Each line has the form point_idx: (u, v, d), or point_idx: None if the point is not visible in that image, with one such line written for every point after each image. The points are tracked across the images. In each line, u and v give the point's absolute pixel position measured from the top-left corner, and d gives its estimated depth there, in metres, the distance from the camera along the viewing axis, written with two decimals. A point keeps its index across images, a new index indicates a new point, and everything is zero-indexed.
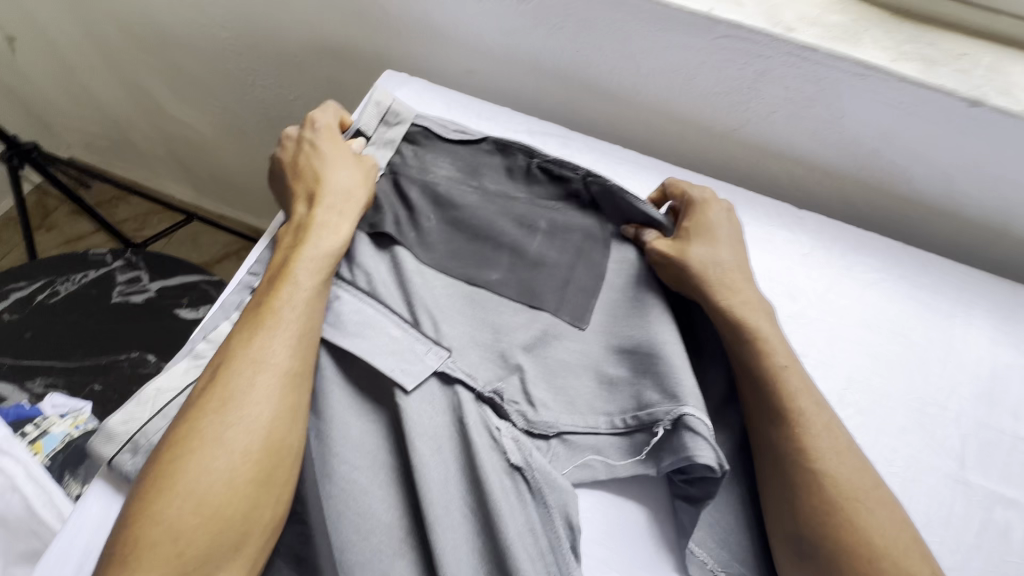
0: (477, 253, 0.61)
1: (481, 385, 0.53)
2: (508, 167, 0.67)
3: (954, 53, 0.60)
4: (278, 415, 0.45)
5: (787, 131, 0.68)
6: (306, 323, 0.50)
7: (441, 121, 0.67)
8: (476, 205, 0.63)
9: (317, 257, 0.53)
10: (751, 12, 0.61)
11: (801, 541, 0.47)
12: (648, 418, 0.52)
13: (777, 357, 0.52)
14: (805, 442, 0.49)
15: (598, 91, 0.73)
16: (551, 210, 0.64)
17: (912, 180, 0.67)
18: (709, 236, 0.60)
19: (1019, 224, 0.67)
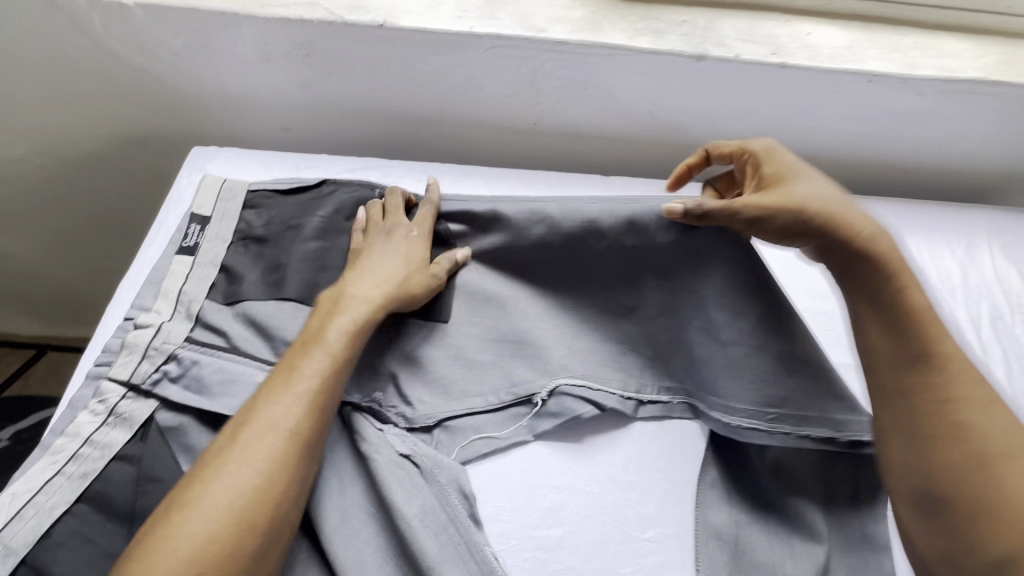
0: (332, 282, 0.63)
1: (358, 397, 0.55)
2: (351, 200, 0.69)
3: (676, 20, 0.72)
4: (292, 456, 0.44)
5: (575, 113, 0.77)
6: (344, 359, 0.50)
7: (276, 181, 0.70)
8: (322, 242, 0.65)
9: (343, 319, 0.52)
10: (506, 23, 0.69)
11: (931, 498, 0.43)
12: (525, 392, 0.57)
13: (915, 297, 0.47)
14: (943, 389, 0.44)
15: (408, 115, 0.79)
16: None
17: (685, 129, 0.79)
18: (795, 177, 0.52)
19: (773, 143, 0.81)
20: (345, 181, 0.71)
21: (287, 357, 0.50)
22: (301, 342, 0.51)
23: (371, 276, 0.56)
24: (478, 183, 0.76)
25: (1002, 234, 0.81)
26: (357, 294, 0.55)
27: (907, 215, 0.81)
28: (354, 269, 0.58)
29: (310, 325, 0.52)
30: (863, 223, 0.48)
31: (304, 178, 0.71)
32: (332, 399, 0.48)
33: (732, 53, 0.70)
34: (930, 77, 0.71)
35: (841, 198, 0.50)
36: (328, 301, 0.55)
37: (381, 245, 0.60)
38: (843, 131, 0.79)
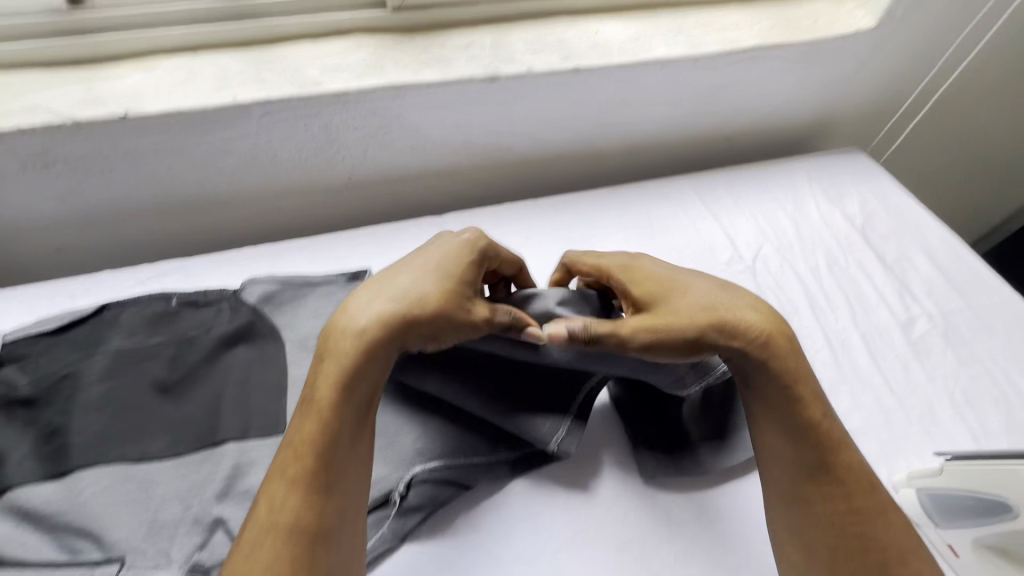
0: (133, 427, 0.52)
1: (178, 566, 0.46)
2: (144, 319, 0.60)
3: (461, 45, 0.69)
4: (304, 549, 0.38)
5: (388, 158, 0.72)
6: (341, 413, 0.41)
7: (43, 321, 0.58)
8: (112, 380, 0.55)
9: (334, 372, 0.42)
10: (275, 84, 0.62)
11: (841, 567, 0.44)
12: (381, 492, 0.50)
13: (818, 403, 0.48)
14: (841, 499, 0.45)
15: (204, 202, 0.70)
16: (207, 331, 0.59)
17: (507, 148, 0.77)
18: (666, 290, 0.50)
19: (596, 142, 0.81)
20: (131, 299, 0.61)
21: (299, 418, 0.42)
22: (332, 375, 0.42)
23: (379, 298, 0.44)
24: (300, 259, 0.69)
25: (821, 179, 0.85)
26: (378, 317, 0.43)
27: (738, 181, 0.84)
28: (401, 287, 0.45)
29: (323, 365, 0.43)
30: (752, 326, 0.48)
31: (82, 308, 0.60)
32: (347, 451, 0.41)
33: (524, 67, 0.67)
34: (715, 53, 0.73)
35: (725, 303, 0.49)
36: (370, 322, 0.43)
37: (439, 259, 0.47)
38: (658, 117, 0.80)
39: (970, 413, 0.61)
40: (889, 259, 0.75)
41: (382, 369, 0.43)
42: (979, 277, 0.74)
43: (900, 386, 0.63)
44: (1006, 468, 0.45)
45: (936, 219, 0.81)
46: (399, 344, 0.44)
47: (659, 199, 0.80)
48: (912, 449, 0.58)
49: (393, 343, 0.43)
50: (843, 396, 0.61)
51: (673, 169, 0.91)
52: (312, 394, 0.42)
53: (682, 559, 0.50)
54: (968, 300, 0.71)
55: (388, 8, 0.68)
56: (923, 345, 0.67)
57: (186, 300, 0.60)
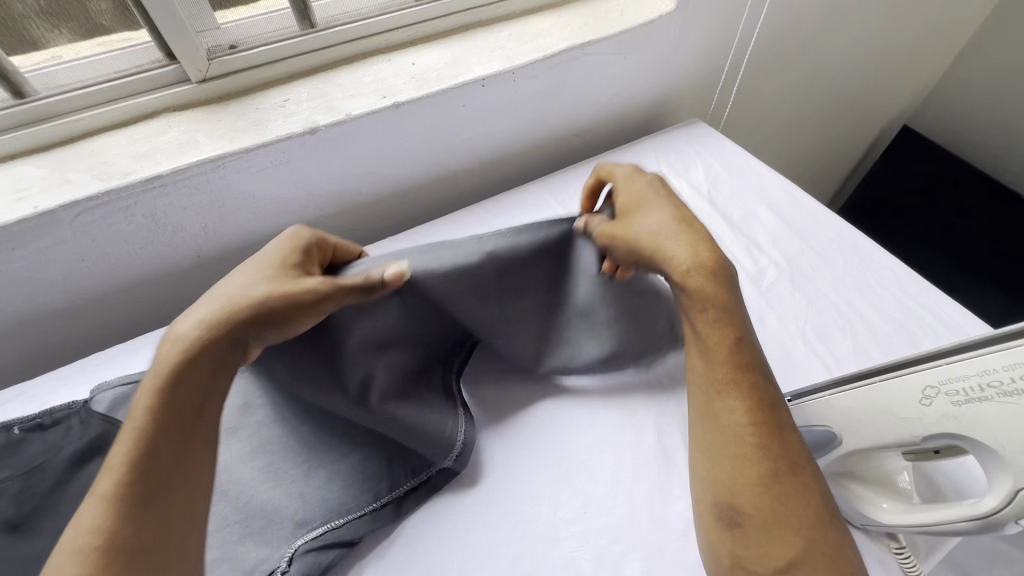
0: None
1: None
2: None
3: (277, 103, 0.69)
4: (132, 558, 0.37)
5: (231, 227, 0.71)
6: (159, 428, 0.41)
7: None
8: None
9: (161, 370, 0.43)
10: (81, 182, 0.60)
11: (751, 480, 0.43)
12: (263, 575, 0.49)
13: (743, 333, 0.50)
14: (747, 409, 0.45)
15: (42, 313, 0.67)
16: (62, 451, 0.56)
17: (354, 192, 0.77)
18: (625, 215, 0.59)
19: (445, 168, 0.83)
20: None
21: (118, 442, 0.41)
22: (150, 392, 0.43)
23: (207, 303, 0.47)
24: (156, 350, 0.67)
25: (666, 155, 0.90)
26: (195, 323, 0.45)
27: (592, 172, 0.88)
28: (225, 291, 0.49)
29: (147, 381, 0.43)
30: (709, 256, 0.52)
31: None
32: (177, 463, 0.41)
33: (342, 114, 0.68)
34: (530, 61, 0.75)
35: (666, 229, 0.55)
36: (187, 331, 0.45)
37: (268, 256, 0.52)
38: (498, 130, 0.82)
39: (823, 347, 0.65)
40: (735, 218, 0.80)
41: (204, 378, 0.44)
42: (816, 217, 0.79)
43: (759, 335, 0.67)
44: (822, 400, 0.46)
45: (774, 170, 0.87)
46: (223, 346, 0.46)
47: (515, 207, 0.83)
48: None
49: (220, 337, 0.46)
50: None
51: (533, 173, 0.94)
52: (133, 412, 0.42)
53: (573, 558, 0.51)
54: (808, 240, 0.77)
55: (193, 82, 0.68)
56: (774, 292, 0.71)
57: (26, 424, 0.56)
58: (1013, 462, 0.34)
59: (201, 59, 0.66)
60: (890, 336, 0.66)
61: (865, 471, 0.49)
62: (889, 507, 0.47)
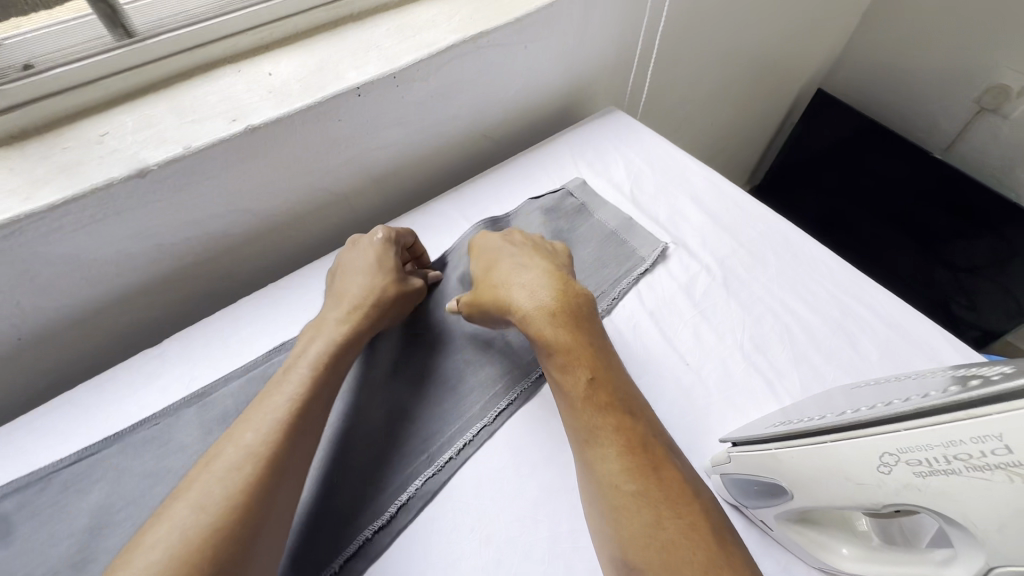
0: None
1: None
2: None
3: (92, 139, 0.55)
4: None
5: (56, 297, 0.57)
6: (263, 471, 0.41)
7: None
8: None
9: (319, 344, 0.53)
10: None
11: (633, 528, 0.40)
12: None
13: (601, 370, 0.49)
14: (617, 453, 0.44)
15: None
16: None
17: (219, 234, 0.64)
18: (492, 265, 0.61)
19: (331, 191, 0.70)
20: None
21: (219, 469, 0.41)
22: (269, 424, 0.44)
23: (342, 299, 0.59)
24: None
25: (584, 152, 0.82)
26: (318, 349, 0.53)
27: (502, 180, 0.78)
28: (355, 280, 0.60)
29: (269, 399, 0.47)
30: (540, 305, 0.54)
31: None
32: (264, 519, 0.40)
33: (180, 147, 0.54)
34: (415, 61, 0.64)
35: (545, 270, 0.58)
36: (326, 339, 0.54)
37: (384, 253, 0.63)
38: (391, 142, 0.71)
39: (761, 359, 0.60)
40: (662, 218, 0.74)
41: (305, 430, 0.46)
42: (743, 210, 0.74)
43: (696, 355, 0.61)
44: (769, 454, 0.41)
45: (698, 161, 0.81)
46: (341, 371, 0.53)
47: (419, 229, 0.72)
48: (716, 421, 0.56)
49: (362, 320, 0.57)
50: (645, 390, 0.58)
51: (439, 185, 0.84)
52: (244, 440, 0.43)
53: None
54: (738, 238, 0.71)
55: None
56: (708, 302, 0.65)
57: None
58: (985, 542, 0.29)
59: None
60: (828, 338, 0.62)
61: (821, 516, 0.44)
62: (848, 555, 0.43)
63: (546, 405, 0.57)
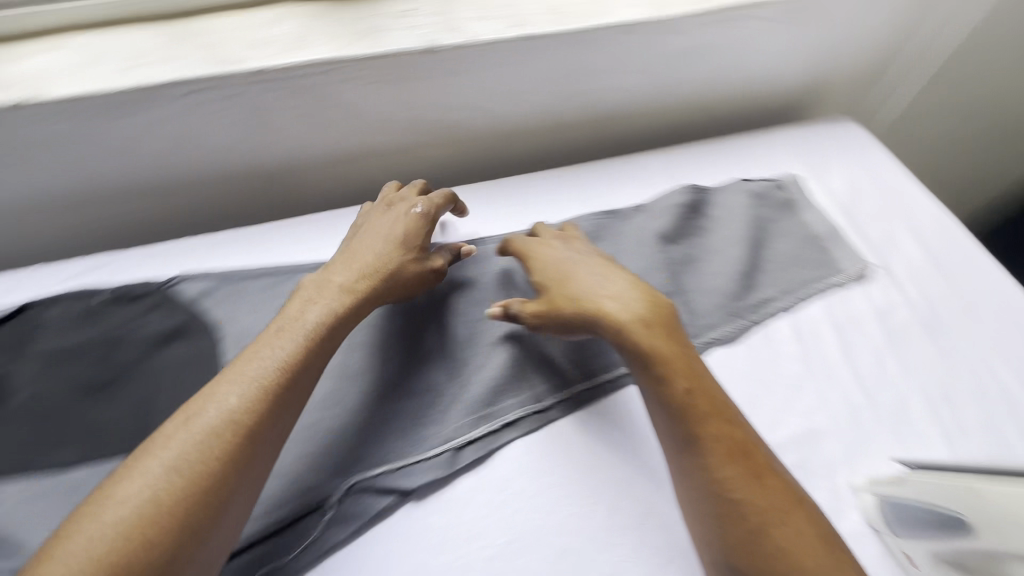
0: (58, 430, 0.51)
1: None
2: (72, 316, 0.57)
3: (401, 12, 0.63)
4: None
5: (329, 138, 0.66)
6: (229, 444, 0.39)
7: None
8: (37, 383, 0.53)
9: (316, 313, 0.48)
10: (193, 61, 0.57)
11: (746, 532, 0.41)
12: (317, 497, 0.48)
13: (695, 378, 0.48)
14: (720, 462, 0.43)
15: (138, 190, 0.66)
16: (134, 328, 0.57)
17: (460, 125, 0.71)
18: (563, 275, 0.56)
19: (560, 116, 0.74)
20: (58, 296, 0.58)
21: (195, 432, 0.39)
22: (253, 390, 0.41)
23: (337, 270, 0.53)
24: (240, 248, 0.65)
25: (805, 152, 0.79)
26: (331, 306, 0.49)
27: (713, 154, 0.78)
28: (405, 228, 0.57)
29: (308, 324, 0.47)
30: (629, 316, 0.50)
31: (8, 306, 0.58)
32: (227, 492, 0.38)
33: (468, 37, 0.61)
34: (685, 14, 0.66)
35: (630, 285, 0.54)
36: (321, 309, 0.48)
37: (398, 230, 0.57)
38: (626, 87, 0.73)
39: (946, 410, 0.57)
40: (873, 240, 0.70)
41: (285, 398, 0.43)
42: (969, 259, 0.68)
43: (873, 380, 0.59)
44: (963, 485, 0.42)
45: (931, 196, 0.74)
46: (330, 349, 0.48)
47: (624, 175, 0.75)
48: (879, 448, 0.54)
49: None
50: (810, 392, 0.57)
51: (650, 141, 0.84)
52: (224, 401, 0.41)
53: (622, 568, 0.47)
54: (954, 285, 0.66)
55: None
56: (901, 335, 0.62)
57: (115, 295, 0.58)
58: None
59: None
60: None
61: (977, 563, 0.41)
62: None
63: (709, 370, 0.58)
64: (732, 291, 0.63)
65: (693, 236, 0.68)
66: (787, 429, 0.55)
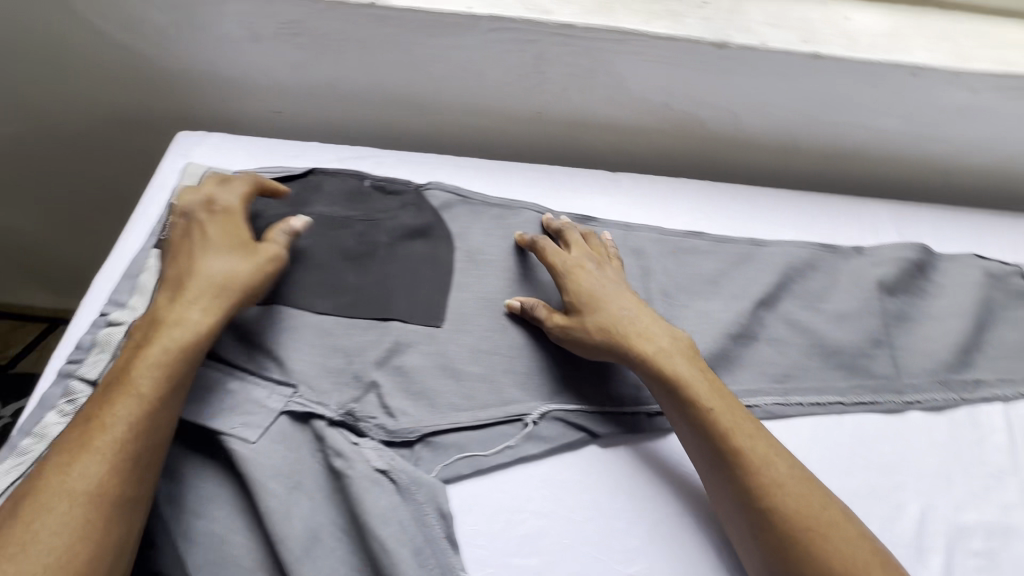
0: (319, 280, 0.59)
1: (334, 409, 0.51)
2: (342, 191, 0.66)
3: (697, 2, 0.65)
4: (107, 526, 0.41)
5: (585, 102, 0.71)
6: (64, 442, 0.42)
7: (262, 169, 0.66)
8: (308, 236, 0.62)
9: (186, 303, 0.49)
10: (509, 2, 0.63)
11: (784, 547, 0.45)
12: (518, 412, 0.54)
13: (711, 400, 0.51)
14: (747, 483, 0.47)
15: (408, 102, 0.73)
16: (389, 218, 0.64)
17: (703, 122, 0.72)
18: (589, 301, 0.57)
19: (801, 141, 0.74)
20: (334, 171, 0.67)
21: (82, 418, 0.44)
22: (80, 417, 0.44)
23: (213, 255, 0.52)
24: (479, 177, 0.71)
25: None
26: (187, 300, 0.49)
27: (948, 221, 0.74)
28: (212, 240, 0.54)
29: (195, 323, 0.48)
30: (654, 352, 0.53)
31: (294, 168, 0.67)
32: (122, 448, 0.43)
33: (759, 40, 0.63)
34: (986, 71, 0.64)
35: (630, 329, 0.55)
36: (181, 296, 0.50)
37: (218, 227, 0.55)
38: (882, 129, 0.71)
39: None
40: None
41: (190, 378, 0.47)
42: None
43: None
44: None
45: None
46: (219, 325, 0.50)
47: (850, 214, 0.73)
48: None
49: (232, 290, 0.51)
50: (1011, 488, 0.55)
51: (879, 189, 0.79)
52: (133, 390, 0.44)
53: None
54: None
55: None
56: None
57: (379, 184, 0.66)
58: None
59: None
60: None
61: None
62: None
63: (905, 430, 0.57)
64: (946, 361, 0.61)
65: (914, 295, 0.65)
66: (979, 514, 0.53)
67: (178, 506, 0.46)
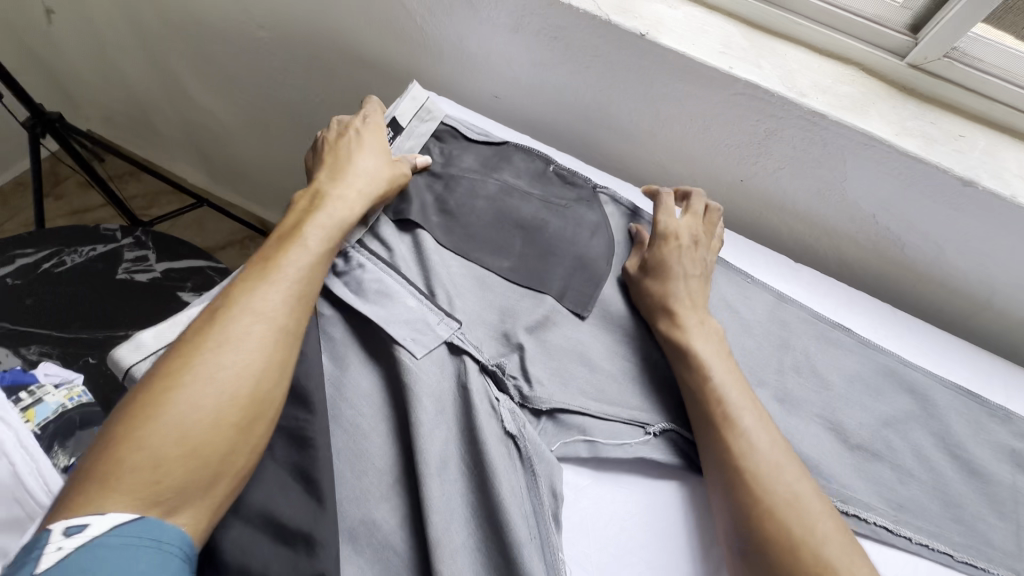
0: (490, 238, 0.62)
1: (485, 358, 0.55)
2: (528, 166, 0.69)
3: (953, 134, 0.64)
4: (280, 346, 0.46)
5: (793, 188, 0.71)
6: (246, 275, 0.49)
7: (467, 124, 0.71)
8: (493, 195, 0.65)
9: (353, 185, 0.58)
10: (768, 74, 0.65)
11: (755, 525, 0.45)
12: (641, 422, 0.55)
13: (720, 381, 0.53)
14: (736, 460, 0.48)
15: (622, 129, 0.76)
16: (565, 207, 0.66)
17: (904, 246, 0.70)
18: (659, 263, 0.61)
19: (1000, 300, 0.70)
20: (526, 148, 0.71)
21: (266, 259, 0.50)
22: (258, 258, 0.51)
23: (365, 156, 0.61)
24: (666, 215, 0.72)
25: None
26: (355, 183, 0.58)
27: None
28: (360, 142, 0.62)
29: (349, 203, 0.56)
30: (686, 323, 0.57)
31: (494, 134, 0.72)
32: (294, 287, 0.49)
33: (1008, 192, 0.61)
34: None
35: (680, 298, 0.59)
36: (351, 179, 0.58)
37: (369, 136, 0.63)
38: None
39: None
40: None
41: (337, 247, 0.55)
42: None
43: None
44: None
45: None
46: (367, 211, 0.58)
47: None
48: None
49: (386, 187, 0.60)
50: None
51: None
52: (302, 244, 0.52)
53: None
54: None
55: (904, 63, 0.66)
56: None
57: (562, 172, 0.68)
58: None
59: (939, 54, 0.63)
60: None
61: None
62: None
63: None
64: None
65: None
66: None
67: (340, 390, 0.52)
